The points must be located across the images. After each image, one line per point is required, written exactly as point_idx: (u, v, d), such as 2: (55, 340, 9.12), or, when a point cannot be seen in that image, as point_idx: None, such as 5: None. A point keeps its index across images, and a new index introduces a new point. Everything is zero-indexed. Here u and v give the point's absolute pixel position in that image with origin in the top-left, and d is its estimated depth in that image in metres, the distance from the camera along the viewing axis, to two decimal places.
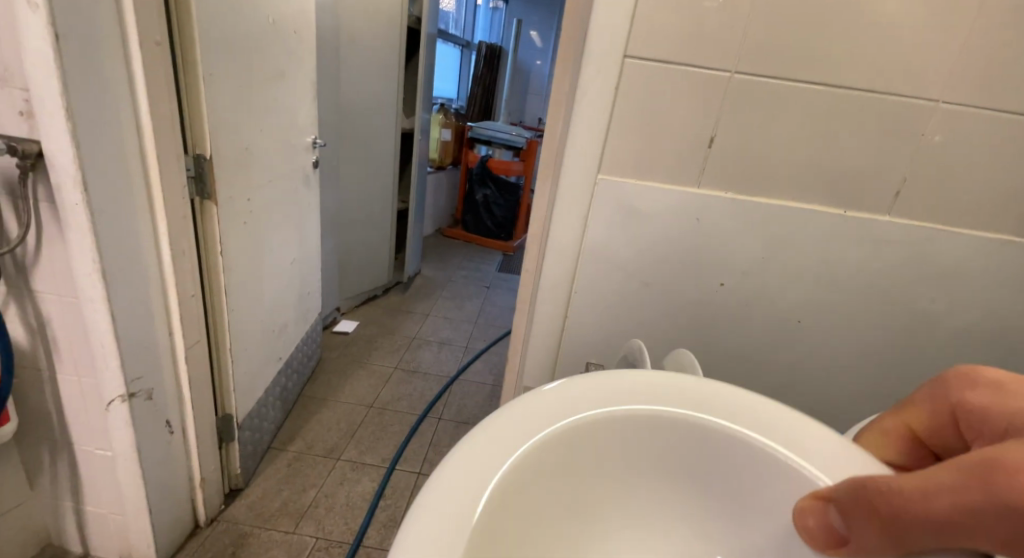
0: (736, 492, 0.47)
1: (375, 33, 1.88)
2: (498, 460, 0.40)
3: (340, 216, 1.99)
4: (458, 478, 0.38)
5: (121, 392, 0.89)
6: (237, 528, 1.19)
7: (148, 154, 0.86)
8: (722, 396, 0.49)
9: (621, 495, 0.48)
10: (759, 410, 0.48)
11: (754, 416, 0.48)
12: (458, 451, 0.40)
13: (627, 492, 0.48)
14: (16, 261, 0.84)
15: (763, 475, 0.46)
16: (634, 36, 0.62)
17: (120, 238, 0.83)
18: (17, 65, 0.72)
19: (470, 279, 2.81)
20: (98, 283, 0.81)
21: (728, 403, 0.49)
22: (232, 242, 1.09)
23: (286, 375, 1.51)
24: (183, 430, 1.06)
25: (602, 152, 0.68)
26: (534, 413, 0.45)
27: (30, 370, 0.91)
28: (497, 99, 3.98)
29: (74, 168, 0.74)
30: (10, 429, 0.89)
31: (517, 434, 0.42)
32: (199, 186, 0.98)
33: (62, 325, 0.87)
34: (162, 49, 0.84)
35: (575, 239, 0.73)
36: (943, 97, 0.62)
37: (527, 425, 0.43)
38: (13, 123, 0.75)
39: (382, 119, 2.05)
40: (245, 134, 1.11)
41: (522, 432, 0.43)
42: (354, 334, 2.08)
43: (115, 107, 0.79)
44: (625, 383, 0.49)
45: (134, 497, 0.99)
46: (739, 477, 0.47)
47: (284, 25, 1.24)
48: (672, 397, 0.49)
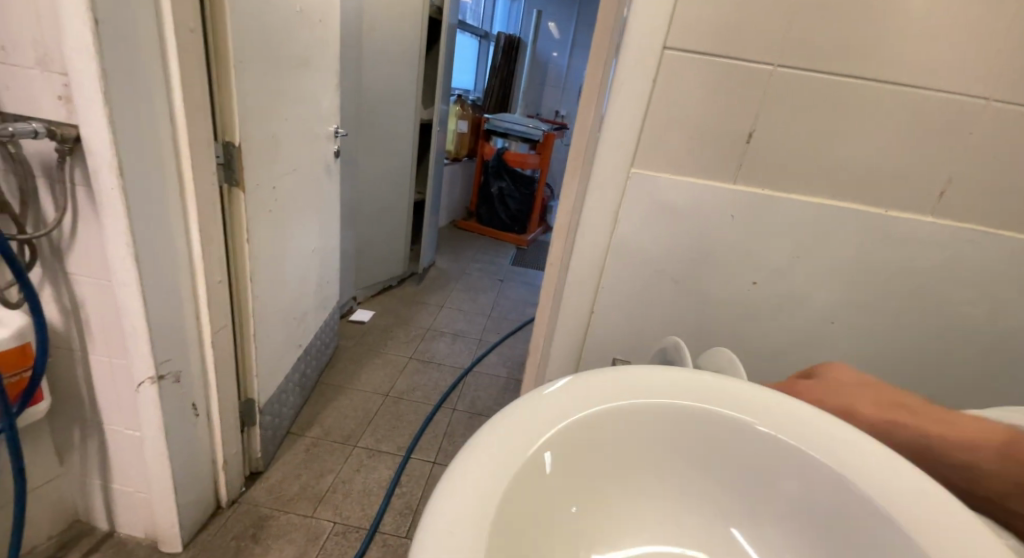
0: (765, 490, 0.46)
1: (397, 22, 1.87)
2: (527, 445, 0.40)
3: (358, 206, 2.00)
4: (488, 458, 0.38)
5: (151, 374, 0.91)
6: (257, 510, 1.21)
7: (181, 140, 0.87)
8: (755, 395, 0.48)
9: (648, 489, 0.48)
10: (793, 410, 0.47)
11: (788, 415, 0.47)
12: (488, 434, 0.40)
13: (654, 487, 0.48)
14: (52, 243, 0.85)
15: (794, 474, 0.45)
16: (674, 29, 0.61)
17: (153, 223, 0.84)
18: (57, 50, 0.73)
19: (485, 272, 2.82)
20: (131, 266, 0.82)
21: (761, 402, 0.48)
22: (258, 229, 1.10)
23: (305, 361, 1.53)
24: (208, 414, 1.08)
25: (636, 146, 0.68)
26: (560, 406, 0.44)
27: (64, 351, 0.94)
28: (514, 91, 3.96)
29: (110, 153, 0.75)
30: (43, 407, 0.91)
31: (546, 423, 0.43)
32: (228, 173, 1.00)
33: (95, 308, 0.89)
34: (195, 36, 0.85)
35: (606, 234, 0.73)
36: (993, 96, 0.60)
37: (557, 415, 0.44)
38: (52, 108, 0.76)
39: (402, 109, 2.05)
40: (272, 122, 1.12)
41: (552, 421, 0.43)
42: (370, 324, 2.10)
43: (150, 93, 0.80)
44: (648, 378, 0.49)
45: (161, 477, 1.01)
46: (767, 472, 0.46)
47: (311, 13, 1.24)
48: (705, 394, 0.48)
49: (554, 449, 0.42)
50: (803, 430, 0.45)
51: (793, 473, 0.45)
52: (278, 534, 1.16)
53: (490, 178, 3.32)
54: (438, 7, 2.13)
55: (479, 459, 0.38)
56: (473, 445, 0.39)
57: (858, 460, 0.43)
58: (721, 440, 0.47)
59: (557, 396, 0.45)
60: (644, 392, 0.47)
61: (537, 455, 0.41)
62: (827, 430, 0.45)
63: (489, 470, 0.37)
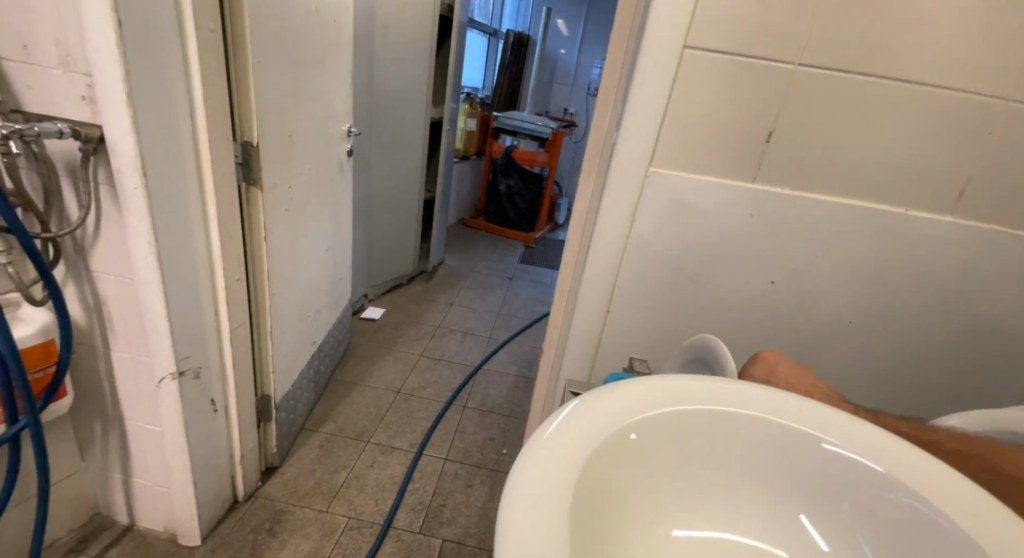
0: (820, 497, 0.45)
1: (409, 21, 1.88)
2: (582, 455, 0.39)
3: (369, 204, 2.01)
4: (546, 469, 0.36)
5: (172, 370, 0.92)
6: (274, 505, 1.23)
7: (201, 139, 0.88)
8: (798, 401, 0.47)
9: (695, 497, 0.47)
10: (840, 416, 0.46)
11: (834, 421, 0.46)
12: (540, 442, 0.39)
13: (701, 494, 0.47)
14: (75, 241, 0.87)
15: (848, 482, 0.43)
16: (693, 29, 0.62)
17: (174, 221, 0.86)
18: (81, 51, 0.74)
19: (493, 270, 2.82)
20: (153, 264, 0.84)
21: (805, 408, 0.47)
22: (274, 227, 1.12)
23: (318, 358, 1.54)
24: (226, 410, 1.10)
25: (655, 146, 0.68)
26: (606, 410, 0.43)
27: (86, 347, 0.95)
28: (522, 88, 3.96)
29: (133, 153, 0.76)
30: (66, 402, 0.93)
31: (596, 430, 0.41)
32: (246, 172, 1.01)
33: (117, 305, 0.91)
34: (215, 37, 0.86)
35: (623, 232, 0.73)
36: (1015, 95, 0.60)
37: (604, 421, 0.42)
38: (76, 109, 0.77)
39: (413, 107, 2.06)
40: (288, 121, 1.13)
41: (601, 428, 0.41)
42: (381, 321, 2.11)
43: (171, 94, 0.81)
44: (687, 382, 0.47)
45: (180, 472, 1.03)
46: (807, 475, 0.45)
47: (326, 13, 1.25)
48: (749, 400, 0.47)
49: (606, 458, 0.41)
50: (849, 437, 0.44)
51: (843, 480, 0.44)
52: (295, 528, 1.18)
53: (499, 176, 3.32)
54: (448, 6, 2.13)
55: (535, 469, 0.36)
56: (526, 455, 0.37)
57: (896, 461, 0.42)
58: (763, 444, 0.46)
59: (600, 401, 0.44)
60: (684, 396, 0.46)
61: (592, 464, 0.39)
62: (873, 438, 0.44)
63: (547, 479, 0.36)
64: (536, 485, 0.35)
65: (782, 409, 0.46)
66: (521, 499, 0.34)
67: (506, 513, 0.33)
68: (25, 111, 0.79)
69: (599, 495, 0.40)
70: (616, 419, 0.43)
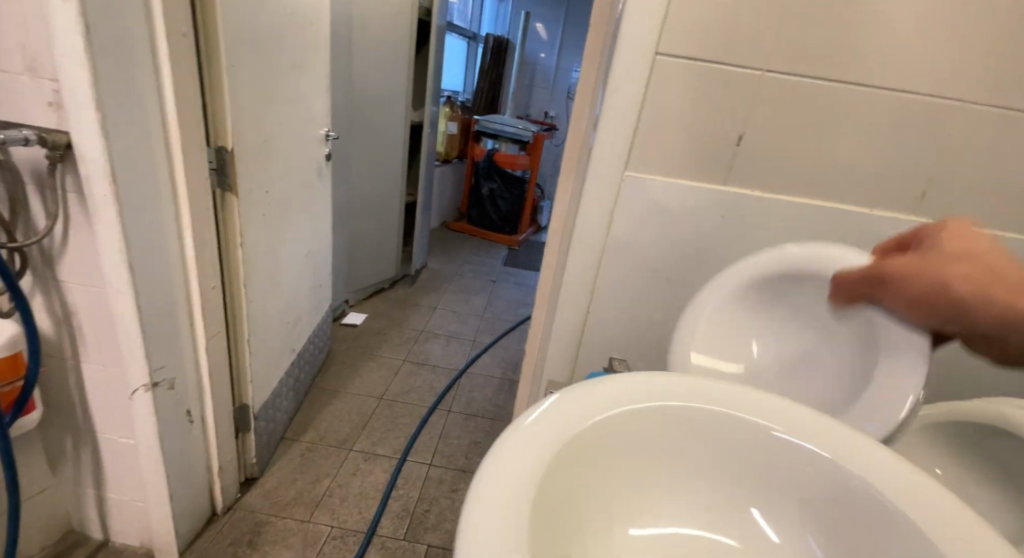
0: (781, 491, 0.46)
1: (387, 25, 1.87)
2: (551, 451, 0.40)
3: (350, 209, 1.99)
4: (514, 466, 0.37)
5: (146, 381, 0.90)
6: (254, 516, 1.21)
7: (173, 145, 0.86)
8: (765, 398, 0.49)
9: (661, 492, 0.48)
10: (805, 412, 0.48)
11: (800, 417, 0.47)
12: (510, 439, 0.40)
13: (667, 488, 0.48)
14: (43, 251, 0.85)
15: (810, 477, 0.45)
16: (664, 36, 0.63)
17: (145, 229, 0.84)
18: (47, 56, 0.72)
19: (477, 273, 2.82)
20: (125, 273, 0.82)
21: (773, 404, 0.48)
22: (251, 233, 1.10)
23: (298, 366, 1.52)
24: (203, 420, 1.08)
25: (630, 150, 0.69)
26: (576, 408, 0.44)
27: (56, 360, 0.93)
28: (503, 92, 3.97)
29: (102, 159, 0.75)
30: (35, 417, 0.90)
31: (565, 427, 0.42)
32: (220, 178, 0.99)
33: (88, 315, 0.88)
34: (187, 41, 0.85)
35: (600, 236, 0.74)
36: (973, 99, 0.62)
37: (574, 419, 0.43)
38: (43, 115, 0.75)
39: (392, 111, 2.05)
40: (264, 126, 1.11)
41: (570, 425, 0.42)
42: (363, 326, 2.09)
43: (142, 99, 0.79)
44: (658, 380, 0.49)
45: (156, 485, 1.00)
46: (771, 470, 0.46)
47: (301, 17, 1.24)
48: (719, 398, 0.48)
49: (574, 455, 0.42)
50: (814, 433, 0.46)
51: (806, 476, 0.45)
52: (276, 539, 1.16)
53: (481, 179, 3.32)
54: (427, 9, 2.13)
55: (503, 465, 0.37)
56: (495, 451, 0.38)
57: (855, 458, 0.43)
58: (729, 441, 0.47)
59: (573, 399, 0.45)
60: (655, 394, 0.47)
61: (560, 461, 0.40)
62: (836, 433, 0.46)
63: (513, 475, 0.37)
64: (504, 481, 0.36)
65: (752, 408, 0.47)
66: (487, 494, 0.35)
67: (471, 506, 0.34)
68: None
69: (565, 492, 0.41)
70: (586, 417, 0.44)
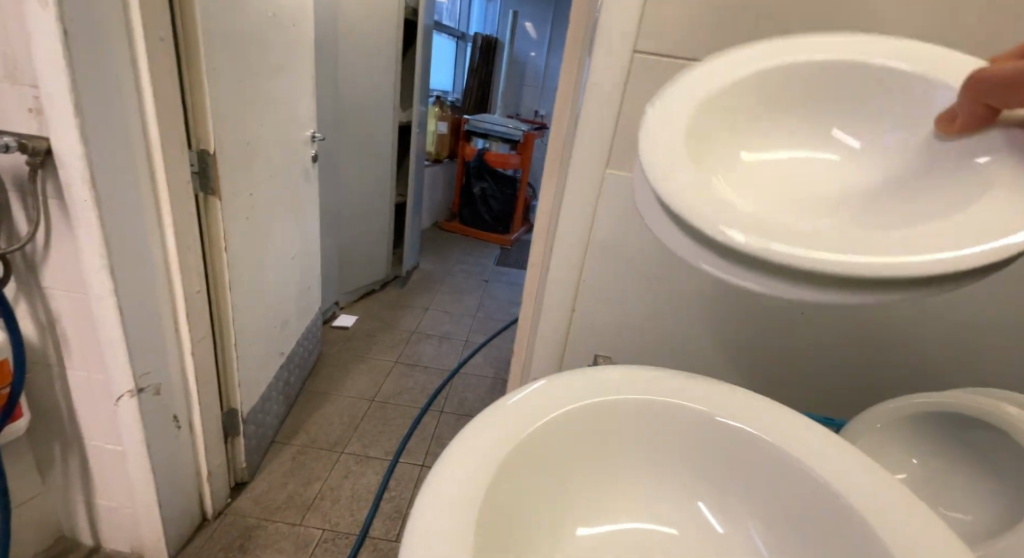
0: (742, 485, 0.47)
1: (373, 26, 1.87)
2: (503, 447, 0.41)
3: (339, 210, 1.99)
4: (468, 461, 0.39)
5: (131, 387, 0.89)
6: (244, 521, 1.20)
7: (155, 149, 0.86)
8: (728, 394, 0.49)
9: (625, 487, 0.49)
10: (768, 406, 0.48)
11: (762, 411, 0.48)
12: (468, 435, 0.41)
13: (631, 482, 0.49)
14: (25, 258, 0.84)
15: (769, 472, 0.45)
16: (643, 33, 0.63)
17: (127, 234, 0.83)
18: (25, 60, 0.72)
19: (469, 273, 2.82)
20: (107, 279, 0.81)
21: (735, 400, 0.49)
22: (235, 236, 1.09)
23: (288, 369, 1.52)
24: (190, 425, 1.07)
25: (611, 148, 0.69)
26: (536, 406, 0.45)
27: (41, 367, 0.92)
28: (493, 91, 3.97)
29: (82, 164, 0.74)
30: (21, 425, 0.89)
31: (522, 423, 0.44)
32: (203, 182, 0.99)
33: (71, 322, 0.88)
34: (167, 44, 0.84)
35: (584, 234, 0.74)
36: None
37: (532, 415, 0.45)
38: (22, 121, 0.74)
39: (381, 112, 2.04)
40: (248, 128, 1.11)
41: (528, 421, 0.44)
42: (354, 328, 2.09)
43: (122, 102, 0.78)
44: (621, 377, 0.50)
45: (145, 491, 1.00)
46: (732, 465, 0.47)
47: (284, 18, 1.23)
48: (680, 392, 0.49)
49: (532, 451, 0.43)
50: (774, 426, 0.46)
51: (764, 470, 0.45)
52: (266, 543, 1.16)
53: (472, 179, 3.32)
54: (413, 9, 2.12)
55: (456, 461, 0.39)
56: (452, 448, 0.40)
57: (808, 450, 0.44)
58: (688, 434, 0.48)
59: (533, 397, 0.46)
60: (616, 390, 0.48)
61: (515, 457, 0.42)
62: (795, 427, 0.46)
63: (466, 473, 0.38)
64: (451, 482, 0.37)
65: (786, 237, 0.33)
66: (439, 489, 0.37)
67: (420, 506, 0.36)
68: None
69: (521, 487, 0.42)
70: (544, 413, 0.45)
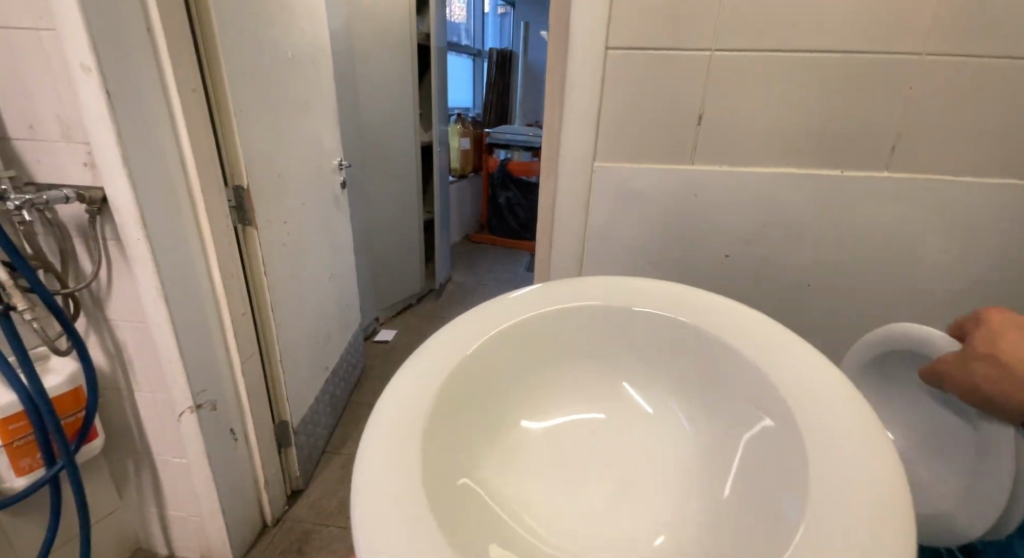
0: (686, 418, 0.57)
1: (388, 55, 1.97)
2: (468, 450, 0.50)
3: (370, 230, 2.09)
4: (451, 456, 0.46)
5: (189, 404, 0.99)
6: (301, 525, 1.29)
7: (194, 189, 0.96)
8: (663, 394, 0.59)
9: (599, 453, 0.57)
10: (675, 383, 0.58)
11: (676, 388, 0.58)
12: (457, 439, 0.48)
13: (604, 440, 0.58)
14: (92, 294, 0.95)
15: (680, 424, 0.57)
16: (613, 31, 0.67)
17: (177, 267, 0.93)
18: (79, 123, 0.83)
19: (502, 280, 2.88)
20: (162, 306, 0.91)
21: (662, 394, 0.59)
22: (272, 261, 1.19)
23: (334, 382, 1.61)
24: (246, 438, 1.17)
25: (596, 142, 0.73)
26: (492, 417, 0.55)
27: (112, 391, 1.04)
28: (513, 103, 4.08)
29: (133, 208, 0.84)
30: (97, 443, 1.01)
31: (481, 433, 0.53)
32: (240, 214, 1.09)
33: (135, 348, 0.99)
34: (197, 94, 0.94)
35: (580, 225, 0.78)
36: (928, 49, 0.63)
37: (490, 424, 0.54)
38: (80, 175, 0.86)
39: (403, 133, 2.15)
40: (277, 162, 1.21)
41: (486, 429, 0.53)
42: (393, 341, 2.19)
43: (163, 151, 0.88)
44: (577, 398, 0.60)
45: (209, 498, 1.10)
46: (665, 419, 0.58)
47: (303, 58, 1.34)
48: (607, 400, 0.60)
49: (488, 452, 0.53)
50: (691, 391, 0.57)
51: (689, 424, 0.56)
52: (322, 546, 1.24)
53: (497, 190, 3.39)
54: (425, 34, 2.22)
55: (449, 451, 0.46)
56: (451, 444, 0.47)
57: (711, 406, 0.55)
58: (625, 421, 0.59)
59: (497, 409, 0.55)
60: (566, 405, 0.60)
61: (473, 453, 0.50)
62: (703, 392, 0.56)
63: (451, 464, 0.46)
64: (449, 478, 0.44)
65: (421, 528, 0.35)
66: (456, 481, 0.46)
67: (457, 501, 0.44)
68: (36, 182, 0.87)
69: (486, 478, 0.51)
70: (496, 422, 0.55)
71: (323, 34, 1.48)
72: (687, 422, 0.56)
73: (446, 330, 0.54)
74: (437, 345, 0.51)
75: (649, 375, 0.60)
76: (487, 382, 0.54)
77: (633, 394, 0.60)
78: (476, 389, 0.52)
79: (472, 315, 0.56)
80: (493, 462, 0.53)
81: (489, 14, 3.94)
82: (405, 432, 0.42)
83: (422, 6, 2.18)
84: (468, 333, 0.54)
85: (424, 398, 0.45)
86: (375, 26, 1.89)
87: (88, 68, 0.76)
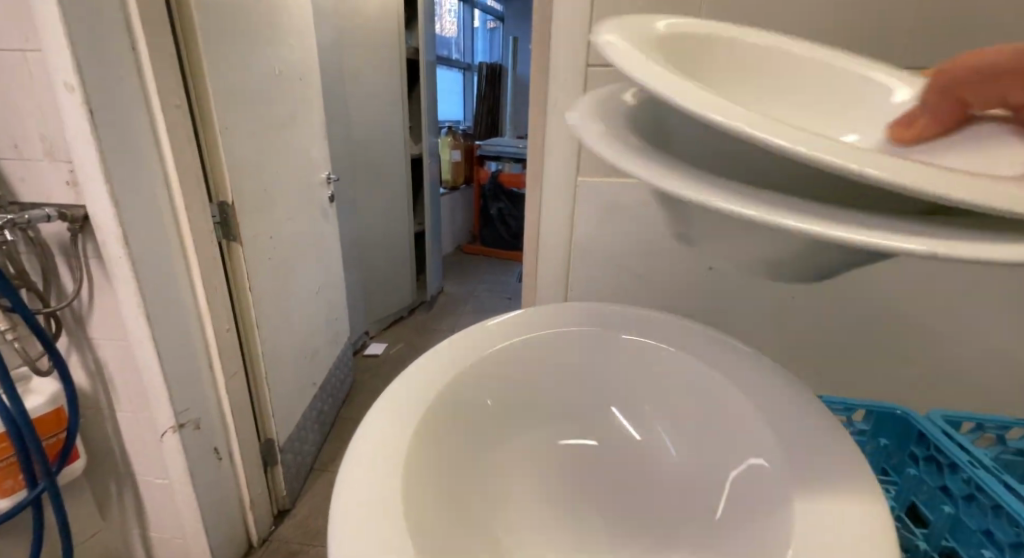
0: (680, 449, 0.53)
1: (377, 69, 1.98)
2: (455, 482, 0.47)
3: (360, 243, 2.09)
4: (434, 484, 0.43)
5: (172, 423, 0.98)
6: (288, 546, 1.27)
7: (178, 205, 0.95)
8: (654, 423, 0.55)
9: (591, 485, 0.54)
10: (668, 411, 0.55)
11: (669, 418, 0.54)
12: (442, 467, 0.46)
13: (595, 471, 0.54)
14: (74, 313, 0.94)
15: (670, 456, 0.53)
16: (593, 48, 0.68)
17: (160, 284, 0.92)
18: (61, 141, 0.82)
19: (494, 291, 2.87)
20: (144, 325, 0.90)
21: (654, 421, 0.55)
22: (258, 275, 1.18)
23: (322, 398, 1.60)
24: (231, 457, 1.15)
25: (579, 157, 0.74)
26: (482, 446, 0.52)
27: (93, 410, 1.02)
28: (503, 116, 4.12)
29: (115, 226, 0.83)
30: (79, 464, 0.99)
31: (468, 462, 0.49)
32: (225, 230, 1.08)
33: (117, 367, 0.97)
34: (181, 111, 0.94)
35: (565, 240, 0.78)
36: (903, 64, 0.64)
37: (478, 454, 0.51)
38: (61, 193, 0.85)
39: (393, 146, 2.15)
40: (264, 176, 1.21)
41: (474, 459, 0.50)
42: (384, 355, 2.17)
43: (146, 168, 0.88)
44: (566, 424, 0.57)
45: (192, 519, 1.08)
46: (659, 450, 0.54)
47: (290, 73, 1.34)
48: (598, 427, 0.57)
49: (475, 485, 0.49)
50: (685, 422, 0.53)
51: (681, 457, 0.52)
52: None
53: (489, 201, 3.40)
54: (414, 48, 2.23)
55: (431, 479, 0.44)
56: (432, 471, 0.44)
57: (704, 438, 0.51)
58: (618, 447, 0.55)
59: (488, 439, 0.52)
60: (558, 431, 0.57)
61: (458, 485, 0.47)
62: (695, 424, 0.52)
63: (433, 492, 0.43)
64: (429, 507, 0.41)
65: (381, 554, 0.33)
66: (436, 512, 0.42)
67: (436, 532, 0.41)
68: (18, 201, 0.86)
69: (472, 511, 0.47)
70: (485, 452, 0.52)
71: (310, 49, 1.48)
72: (673, 447, 0.53)
73: (434, 352, 0.52)
74: (426, 367, 0.50)
75: (641, 401, 0.56)
76: (479, 409, 0.52)
77: (624, 422, 0.57)
78: (464, 415, 0.50)
79: (462, 337, 0.55)
80: (480, 494, 0.49)
81: (479, 28, 4.00)
82: (385, 454, 0.40)
83: (411, 21, 2.20)
84: (458, 353, 0.52)
85: (407, 421, 0.44)
86: (364, 41, 1.90)
87: (70, 85, 0.75)
